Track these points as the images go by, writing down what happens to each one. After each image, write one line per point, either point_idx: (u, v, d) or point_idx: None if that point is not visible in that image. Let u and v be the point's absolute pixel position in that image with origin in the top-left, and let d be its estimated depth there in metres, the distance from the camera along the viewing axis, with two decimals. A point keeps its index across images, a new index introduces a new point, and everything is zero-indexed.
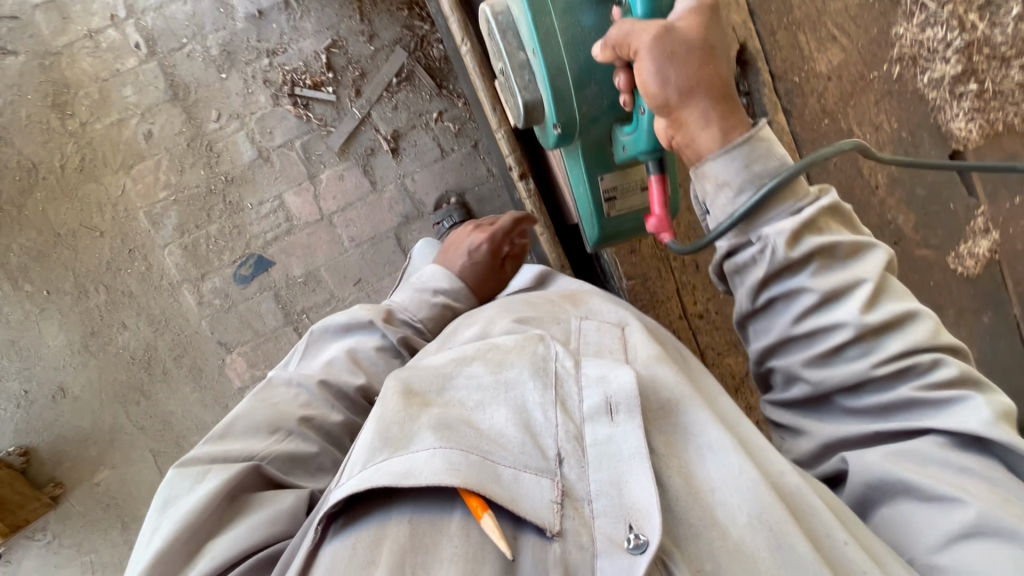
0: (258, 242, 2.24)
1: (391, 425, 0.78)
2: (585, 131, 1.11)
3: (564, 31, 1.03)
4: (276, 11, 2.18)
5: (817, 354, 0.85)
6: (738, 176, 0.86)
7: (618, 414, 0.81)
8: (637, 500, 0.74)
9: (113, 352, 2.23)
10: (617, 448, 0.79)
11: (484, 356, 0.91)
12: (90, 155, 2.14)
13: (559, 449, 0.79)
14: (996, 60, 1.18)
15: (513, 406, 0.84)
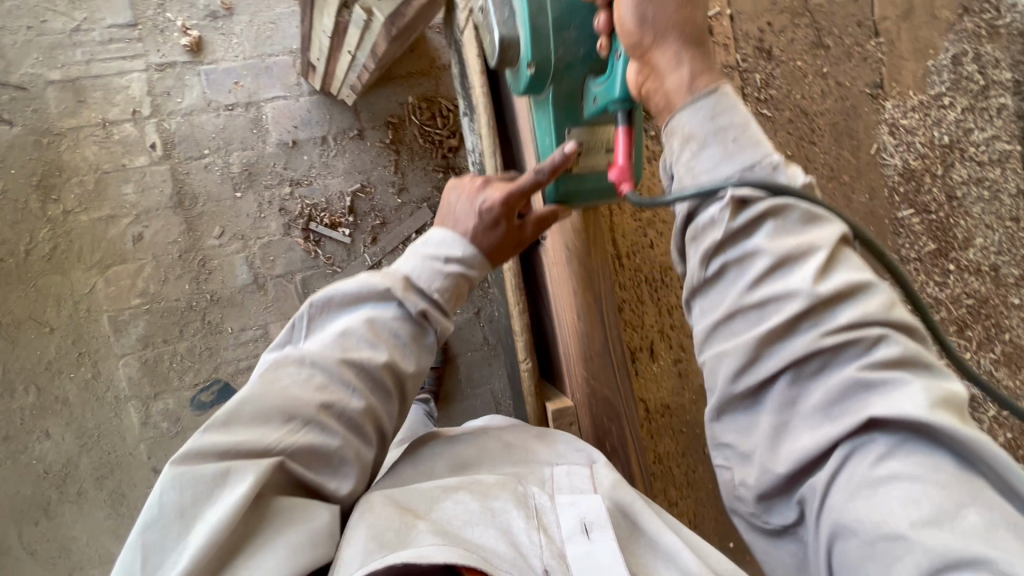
0: (228, 368, 2.08)
1: (384, 530, 0.65)
2: (558, 80, 0.83)
3: None
4: (311, 144, 2.13)
5: (758, 342, 0.54)
6: (706, 127, 0.59)
7: (595, 531, 0.72)
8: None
9: (24, 461, 1.95)
10: (599, 560, 0.69)
11: (464, 484, 0.77)
12: (63, 246, 1.95)
13: (546, 565, 0.67)
14: None
15: (500, 527, 0.71)
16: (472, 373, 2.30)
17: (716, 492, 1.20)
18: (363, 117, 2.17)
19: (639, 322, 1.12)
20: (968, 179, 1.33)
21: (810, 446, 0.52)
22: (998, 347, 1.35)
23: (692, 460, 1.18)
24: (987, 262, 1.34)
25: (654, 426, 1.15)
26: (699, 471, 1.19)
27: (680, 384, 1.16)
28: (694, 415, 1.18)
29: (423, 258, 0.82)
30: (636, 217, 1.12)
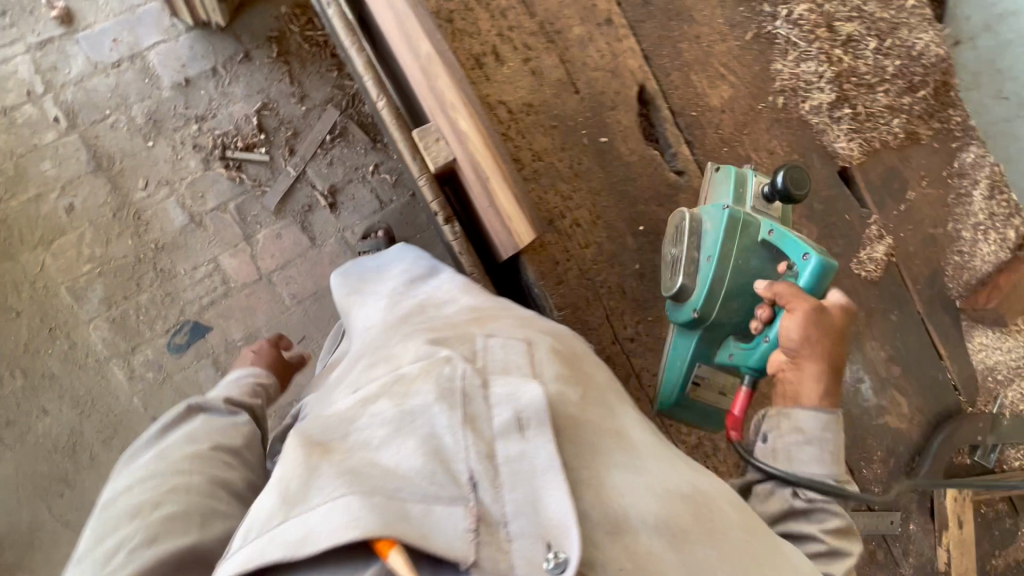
0: (192, 307, 2.16)
1: (289, 481, 0.66)
2: (710, 329, 1.12)
3: (739, 254, 1.08)
4: (204, 77, 2.19)
5: (802, 443, 0.96)
6: (817, 426, 0.96)
7: (530, 428, 0.71)
8: (556, 510, 0.65)
9: (32, 442, 2.05)
10: (532, 461, 0.68)
11: (389, 388, 0.77)
12: (5, 233, 2.05)
13: (471, 472, 0.66)
14: (863, 87, 1.35)
15: (421, 434, 0.70)
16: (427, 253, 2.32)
17: (610, 180, 1.22)
18: (245, 39, 2.22)
19: (473, 29, 1.16)
20: None
21: (816, 480, 0.95)
22: None
23: (573, 152, 1.20)
24: None
25: (521, 125, 1.17)
26: (585, 163, 1.21)
27: (537, 81, 1.18)
28: (560, 107, 1.20)
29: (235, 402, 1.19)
30: None
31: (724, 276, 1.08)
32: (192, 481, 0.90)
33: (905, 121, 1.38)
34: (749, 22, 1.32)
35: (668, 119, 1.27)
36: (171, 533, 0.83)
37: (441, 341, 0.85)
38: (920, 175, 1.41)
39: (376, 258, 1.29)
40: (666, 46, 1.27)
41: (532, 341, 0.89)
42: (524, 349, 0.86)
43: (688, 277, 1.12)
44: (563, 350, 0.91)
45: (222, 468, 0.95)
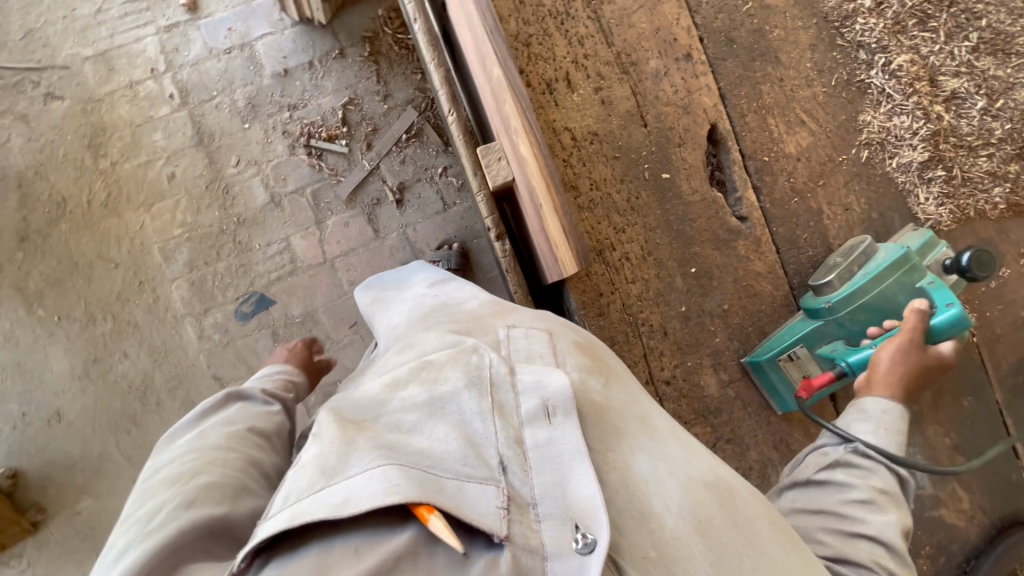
0: (261, 280, 2.33)
1: (325, 455, 0.67)
2: (832, 324, 1.16)
3: (895, 279, 1.12)
4: (301, 70, 2.35)
5: (832, 453, 1.05)
6: (878, 416, 1.06)
7: (557, 417, 0.77)
8: (582, 495, 0.71)
9: (111, 380, 2.29)
10: (560, 448, 0.74)
11: (416, 372, 0.81)
12: (115, 192, 2.29)
13: (501, 457, 0.72)
14: (962, 149, 1.24)
15: (455, 419, 0.75)
16: (481, 258, 2.37)
17: (667, 218, 1.20)
18: (342, 37, 2.36)
19: (549, 54, 1.17)
20: None
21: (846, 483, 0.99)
22: (971, 33, 1.24)
23: (632, 185, 1.19)
24: None
25: (584, 153, 1.18)
26: (643, 198, 1.19)
27: (606, 110, 1.19)
28: (626, 140, 1.19)
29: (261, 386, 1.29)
30: None
31: (874, 288, 1.12)
32: (230, 457, 0.96)
33: (1008, 191, 1.25)
34: (840, 68, 1.25)
35: (737, 161, 1.23)
36: (206, 500, 0.86)
37: (464, 333, 0.91)
38: (1019, 251, 1.28)
39: (399, 272, 1.34)
40: (745, 86, 1.23)
41: (552, 332, 0.96)
42: (546, 339, 0.92)
43: (838, 278, 1.15)
44: (583, 342, 0.97)
45: (255, 449, 1.02)
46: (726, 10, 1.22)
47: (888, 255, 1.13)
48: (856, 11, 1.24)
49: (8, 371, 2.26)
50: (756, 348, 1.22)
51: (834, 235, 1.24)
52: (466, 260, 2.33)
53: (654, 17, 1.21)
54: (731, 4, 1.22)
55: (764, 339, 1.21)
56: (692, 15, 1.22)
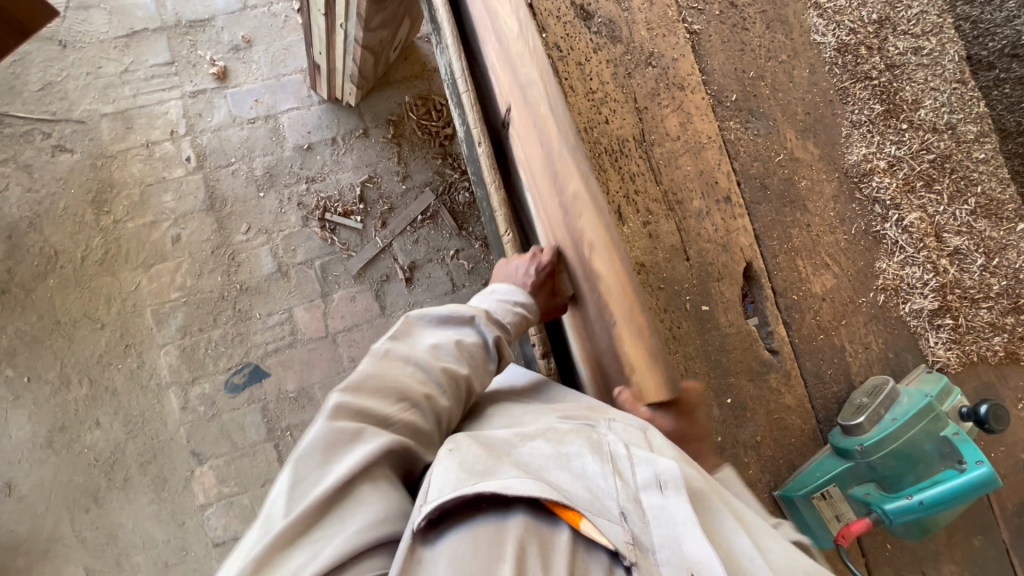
0: (257, 351, 2.24)
1: (470, 462, 0.69)
2: (861, 467, 1.17)
3: (922, 428, 1.14)
4: (324, 145, 2.39)
5: None
6: None
7: (670, 488, 0.72)
8: (699, 552, 0.66)
9: (77, 451, 2.10)
10: (675, 511, 0.70)
11: (542, 430, 0.81)
12: (113, 250, 2.21)
13: (622, 508, 0.70)
14: (966, 301, 1.35)
15: (579, 469, 0.75)
16: None
17: (706, 348, 1.25)
18: (367, 118, 2.43)
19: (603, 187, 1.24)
20: (907, 49, 1.43)
21: None
22: (970, 198, 1.39)
23: (675, 315, 1.24)
24: (942, 120, 1.41)
25: None
26: (684, 328, 1.24)
27: (652, 244, 1.25)
28: (670, 272, 1.25)
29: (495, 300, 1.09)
30: (590, 96, 1.26)
31: (902, 436, 1.14)
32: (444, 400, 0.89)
33: (1006, 340, 1.36)
34: (858, 219, 1.37)
35: (769, 298, 1.30)
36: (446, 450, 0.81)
37: (574, 417, 0.89)
38: (1017, 396, 1.37)
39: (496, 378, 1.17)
40: (777, 229, 1.32)
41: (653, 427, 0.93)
42: (651, 429, 0.88)
43: (868, 421, 1.18)
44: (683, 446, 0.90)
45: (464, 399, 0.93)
46: (761, 158, 1.34)
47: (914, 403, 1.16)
48: (873, 169, 1.38)
49: None
50: (788, 479, 1.23)
51: (856, 371, 1.32)
52: None
53: (699, 160, 1.30)
54: (765, 154, 1.34)
55: (797, 474, 1.23)
56: (731, 160, 1.32)
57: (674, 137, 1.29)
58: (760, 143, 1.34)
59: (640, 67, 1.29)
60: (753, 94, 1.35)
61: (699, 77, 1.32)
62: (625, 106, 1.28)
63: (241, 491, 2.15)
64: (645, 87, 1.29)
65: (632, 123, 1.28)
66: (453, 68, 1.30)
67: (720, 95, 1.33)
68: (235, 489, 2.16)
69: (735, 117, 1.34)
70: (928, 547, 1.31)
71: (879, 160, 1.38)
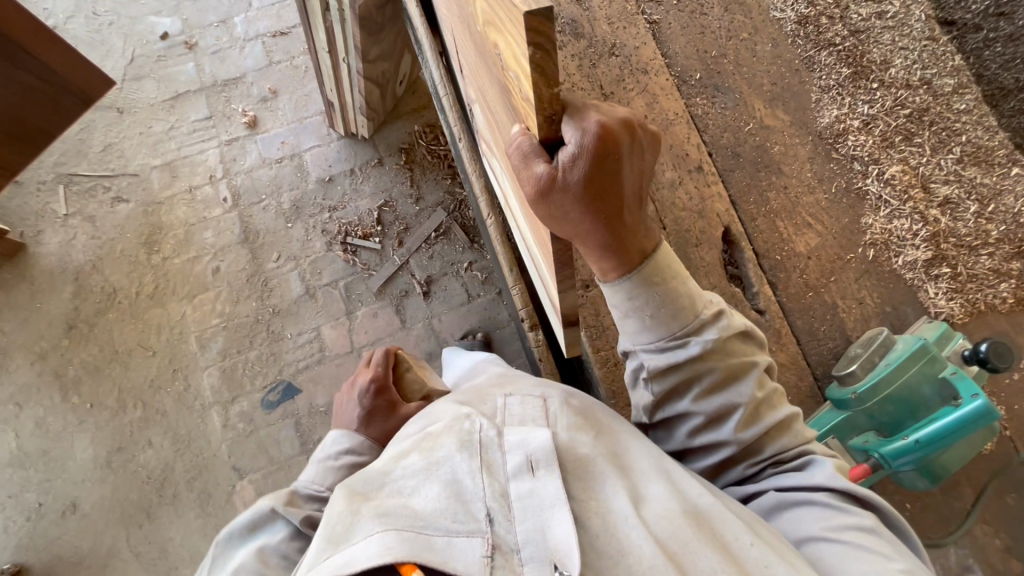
0: (289, 369, 2.39)
1: (334, 524, 0.71)
2: (858, 413, 1.17)
3: (916, 370, 1.14)
4: (343, 176, 2.60)
5: None
6: None
7: (539, 470, 0.78)
8: (562, 538, 0.71)
9: (132, 470, 2.28)
10: (542, 497, 0.75)
11: (415, 444, 0.84)
12: (162, 285, 2.45)
13: (488, 510, 0.74)
14: (963, 249, 1.32)
15: (445, 482, 0.77)
16: (503, 349, 2.43)
17: None
18: (381, 148, 2.64)
19: None
20: (869, 15, 1.48)
21: None
22: (954, 147, 1.38)
23: None
24: (914, 76, 1.43)
25: None
26: None
27: None
28: None
29: (320, 463, 1.18)
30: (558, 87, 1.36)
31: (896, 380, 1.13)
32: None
33: (1013, 287, 1.33)
34: (837, 178, 1.38)
35: (751, 259, 1.32)
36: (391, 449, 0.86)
37: (464, 404, 0.92)
38: None
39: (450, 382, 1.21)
40: (753, 193, 1.36)
41: (547, 395, 0.94)
42: (539, 404, 0.91)
43: (862, 368, 1.15)
44: (577, 403, 0.93)
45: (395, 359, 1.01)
46: (731, 129, 1.40)
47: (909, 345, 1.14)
48: (846, 129, 1.40)
49: (33, 459, 2.27)
50: None
51: (852, 327, 1.30)
52: (489, 349, 2.40)
53: (668, 135, 1.37)
54: (734, 125, 1.40)
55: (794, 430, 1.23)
56: (700, 133, 1.39)
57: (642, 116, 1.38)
58: (728, 115, 1.41)
59: (604, 58, 1.40)
60: (717, 71, 1.44)
61: (662, 61, 1.42)
62: (592, 93, 1.38)
63: None
64: (610, 76, 1.40)
65: None
66: (432, 74, 1.41)
67: (684, 75, 1.43)
68: None
69: (701, 94, 1.42)
70: (954, 506, 1.25)
71: (852, 120, 1.41)
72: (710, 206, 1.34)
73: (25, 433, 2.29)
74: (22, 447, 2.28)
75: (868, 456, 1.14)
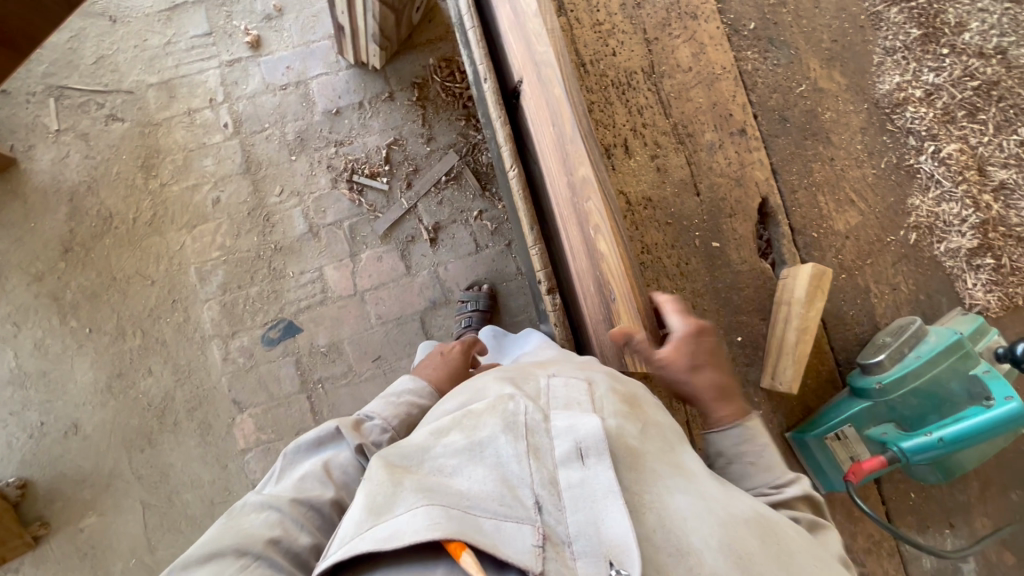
0: (291, 307, 2.35)
1: (374, 494, 0.71)
2: (881, 405, 1.12)
3: (947, 366, 1.07)
4: (351, 109, 2.44)
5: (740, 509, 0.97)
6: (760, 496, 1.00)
7: (591, 457, 0.76)
8: (615, 529, 0.69)
9: (132, 396, 2.29)
10: (592, 487, 0.73)
11: (455, 422, 0.83)
12: (160, 212, 2.37)
13: (537, 498, 0.72)
14: (1012, 239, 1.23)
15: (491, 466, 0.76)
16: (509, 302, 2.38)
17: (715, 284, 1.23)
18: (392, 81, 2.47)
19: (609, 120, 1.25)
20: None
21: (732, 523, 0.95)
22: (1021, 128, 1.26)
23: (683, 251, 1.23)
24: (990, 43, 1.29)
25: (637, 217, 1.23)
26: (693, 263, 1.23)
27: (660, 177, 1.24)
28: (679, 206, 1.24)
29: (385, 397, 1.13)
30: (596, 27, 1.27)
31: (923, 374, 1.07)
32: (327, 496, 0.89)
33: None
34: (888, 152, 1.28)
35: (786, 236, 1.25)
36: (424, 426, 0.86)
37: (507, 381, 0.91)
38: None
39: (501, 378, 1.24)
40: (797, 163, 1.26)
41: (592, 379, 0.93)
42: (586, 387, 0.90)
43: (890, 358, 1.13)
44: (620, 391, 0.92)
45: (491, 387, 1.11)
46: (781, 90, 1.28)
47: (941, 339, 1.09)
48: (906, 99, 1.28)
49: (33, 380, 2.27)
50: (807, 420, 1.21)
51: (881, 313, 1.24)
52: (494, 302, 2.35)
53: (711, 91, 1.27)
54: (785, 86, 1.28)
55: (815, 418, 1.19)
56: (747, 92, 1.27)
57: (685, 69, 1.27)
58: (780, 74, 1.28)
59: None
60: (773, 22, 1.30)
61: (713, 6, 1.29)
62: (633, 38, 1.27)
63: (277, 439, 2.27)
64: (656, 22, 1.28)
65: (641, 56, 1.27)
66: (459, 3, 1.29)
67: (736, 24, 1.29)
68: (271, 436, 2.29)
69: (753, 47, 1.29)
70: (959, 499, 1.25)
71: (915, 89, 1.28)
72: (753, 176, 1.25)
73: (25, 353, 2.28)
74: (22, 366, 2.27)
75: (885, 448, 1.10)
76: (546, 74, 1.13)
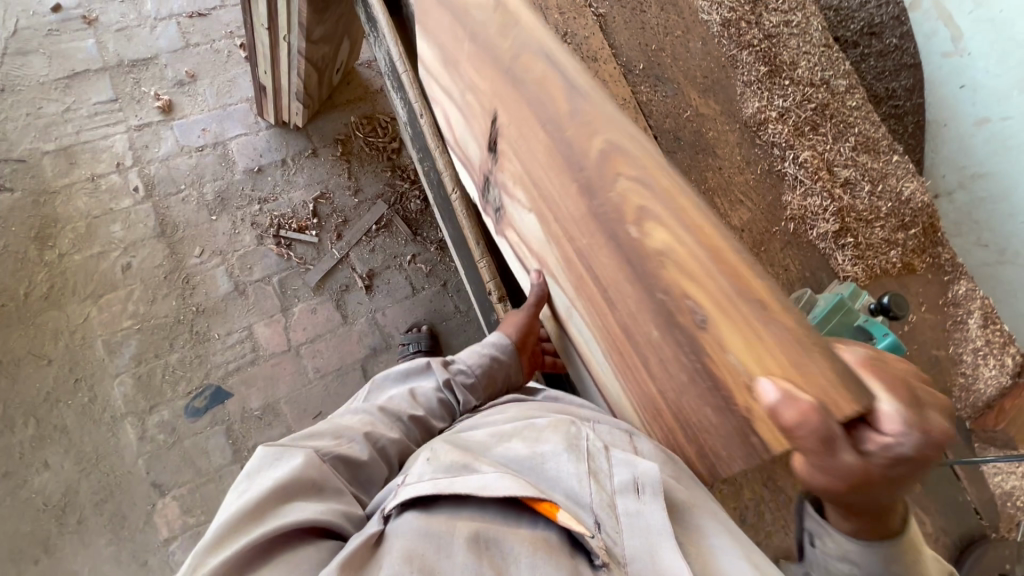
0: (218, 371, 2.20)
1: (461, 471, 0.77)
2: None
3: (839, 318, 1.29)
4: (274, 166, 2.46)
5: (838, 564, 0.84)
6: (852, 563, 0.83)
7: (647, 492, 0.78)
8: (670, 561, 0.71)
9: (22, 497, 1.96)
10: (649, 522, 0.76)
11: (520, 432, 0.90)
12: (59, 284, 2.18)
13: (596, 516, 0.76)
14: (862, 223, 1.54)
15: (553, 483, 0.81)
16: (451, 340, 2.39)
17: None
18: (315, 139, 2.54)
19: None
20: (780, 23, 1.69)
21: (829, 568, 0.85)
22: (850, 138, 1.60)
23: None
24: (817, 76, 1.65)
25: None
26: None
27: None
28: None
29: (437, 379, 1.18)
30: None
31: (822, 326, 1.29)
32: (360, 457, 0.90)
33: (901, 254, 1.56)
34: (762, 161, 1.56)
35: None
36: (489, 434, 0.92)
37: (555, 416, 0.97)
38: (919, 301, 1.56)
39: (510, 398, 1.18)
40: (693, 173, 1.51)
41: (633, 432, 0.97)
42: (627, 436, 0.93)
43: None
44: None
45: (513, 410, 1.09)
46: (671, 116, 1.54)
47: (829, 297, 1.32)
48: (768, 119, 1.58)
49: None
50: None
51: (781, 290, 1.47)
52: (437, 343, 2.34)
53: None
54: (674, 113, 1.54)
55: None
56: (646, 119, 1.52)
57: None
58: (669, 104, 1.55)
59: None
60: (656, 63, 1.58)
61: (609, 51, 1.54)
62: None
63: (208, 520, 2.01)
64: None
65: None
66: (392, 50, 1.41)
67: (629, 65, 1.56)
68: (202, 518, 2.02)
69: (644, 83, 1.55)
70: None
71: (772, 111, 1.59)
72: None
73: None
74: None
75: None
76: (525, 60, 0.83)
